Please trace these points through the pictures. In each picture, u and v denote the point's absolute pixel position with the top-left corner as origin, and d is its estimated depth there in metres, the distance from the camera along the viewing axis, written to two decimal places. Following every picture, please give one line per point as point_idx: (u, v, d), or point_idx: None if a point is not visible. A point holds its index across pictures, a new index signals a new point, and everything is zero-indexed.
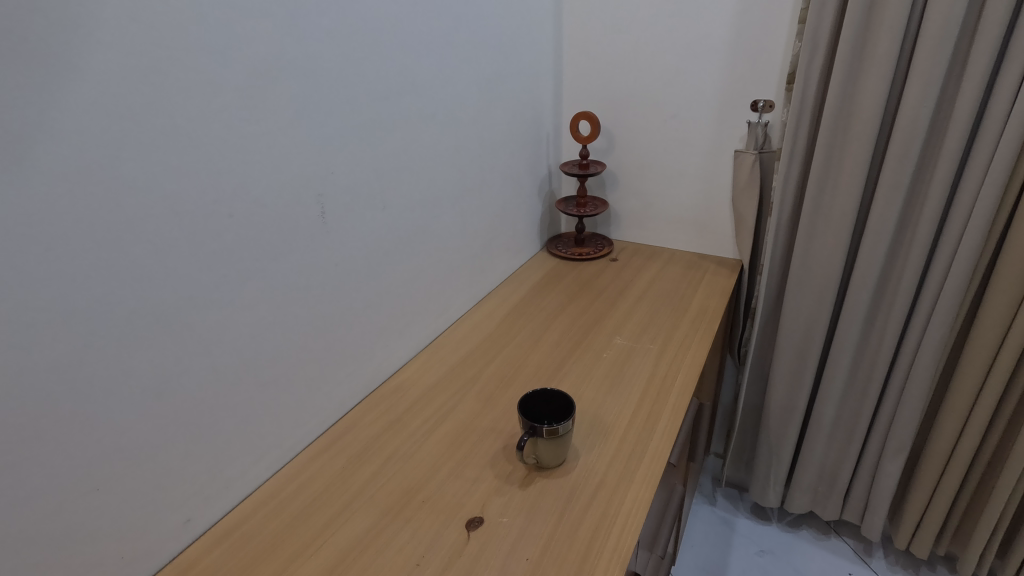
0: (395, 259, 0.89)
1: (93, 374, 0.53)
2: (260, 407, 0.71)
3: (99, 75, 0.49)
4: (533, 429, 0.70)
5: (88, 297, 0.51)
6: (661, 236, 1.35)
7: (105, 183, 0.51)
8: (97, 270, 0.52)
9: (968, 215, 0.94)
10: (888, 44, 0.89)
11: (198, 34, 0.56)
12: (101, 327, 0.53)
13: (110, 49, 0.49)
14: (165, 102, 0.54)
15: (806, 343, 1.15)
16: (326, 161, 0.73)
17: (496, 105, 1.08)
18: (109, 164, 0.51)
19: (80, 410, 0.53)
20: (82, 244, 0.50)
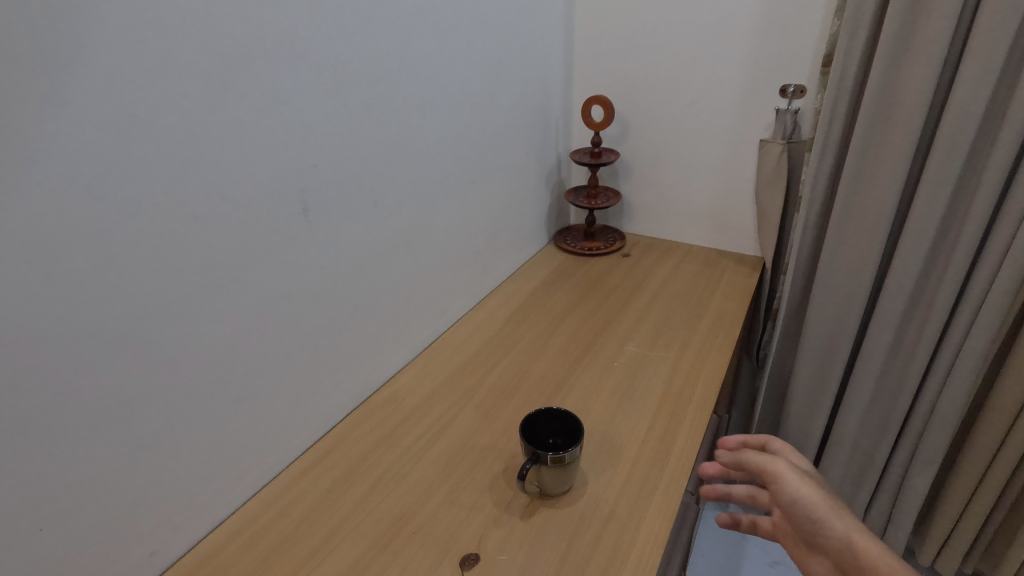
0: (389, 258, 0.81)
1: (32, 398, 0.46)
2: (237, 425, 0.64)
3: (34, 57, 0.42)
4: (535, 454, 0.63)
5: (22, 312, 0.44)
6: (677, 231, 1.26)
7: (44, 184, 0.44)
8: (38, 284, 0.45)
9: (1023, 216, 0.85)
10: (941, 23, 0.80)
11: (156, 9, 0.48)
12: (39, 346, 0.46)
13: (46, 27, 0.42)
14: (110, 80, 0.46)
15: (831, 349, 1.07)
16: (309, 152, 0.65)
17: (501, 89, 1.00)
18: (50, 162, 0.44)
19: (17, 439, 0.46)
20: (20, 253, 0.43)
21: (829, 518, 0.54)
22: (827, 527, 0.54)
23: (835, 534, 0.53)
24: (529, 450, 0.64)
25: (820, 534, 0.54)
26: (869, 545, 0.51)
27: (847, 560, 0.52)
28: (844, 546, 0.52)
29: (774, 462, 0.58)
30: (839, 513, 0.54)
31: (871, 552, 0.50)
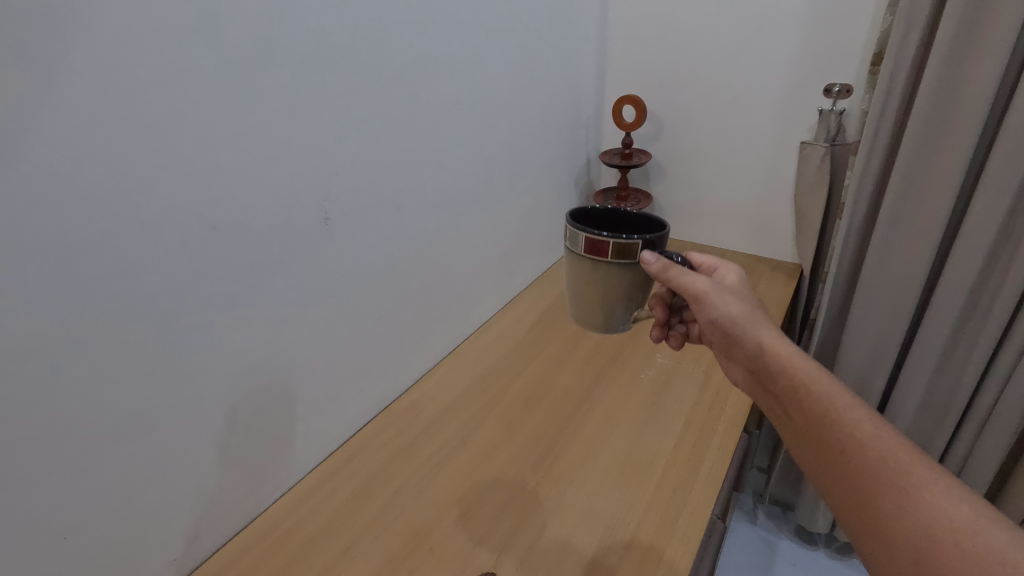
0: (411, 264, 0.80)
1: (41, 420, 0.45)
2: (257, 434, 0.64)
3: (56, 60, 0.40)
4: (625, 251, 0.51)
5: (27, 334, 0.43)
6: (713, 236, 1.22)
7: (70, 195, 0.43)
8: (63, 295, 0.44)
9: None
10: (1008, 19, 0.74)
11: (174, 13, 0.45)
12: (50, 365, 0.44)
13: (69, 27, 0.40)
14: (123, 83, 0.44)
15: (873, 363, 1.02)
16: (333, 159, 0.64)
17: (530, 88, 0.97)
18: (75, 171, 0.42)
19: (19, 462, 0.44)
20: (50, 265, 0.43)
21: (744, 330, 0.56)
22: (746, 335, 0.56)
23: (755, 346, 0.56)
24: (619, 249, 0.51)
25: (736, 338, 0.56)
26: (796, 355, 0.53)
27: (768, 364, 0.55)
28: (761, 354, 0.55)
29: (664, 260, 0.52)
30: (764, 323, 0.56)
31: (787, 355, 0.54)
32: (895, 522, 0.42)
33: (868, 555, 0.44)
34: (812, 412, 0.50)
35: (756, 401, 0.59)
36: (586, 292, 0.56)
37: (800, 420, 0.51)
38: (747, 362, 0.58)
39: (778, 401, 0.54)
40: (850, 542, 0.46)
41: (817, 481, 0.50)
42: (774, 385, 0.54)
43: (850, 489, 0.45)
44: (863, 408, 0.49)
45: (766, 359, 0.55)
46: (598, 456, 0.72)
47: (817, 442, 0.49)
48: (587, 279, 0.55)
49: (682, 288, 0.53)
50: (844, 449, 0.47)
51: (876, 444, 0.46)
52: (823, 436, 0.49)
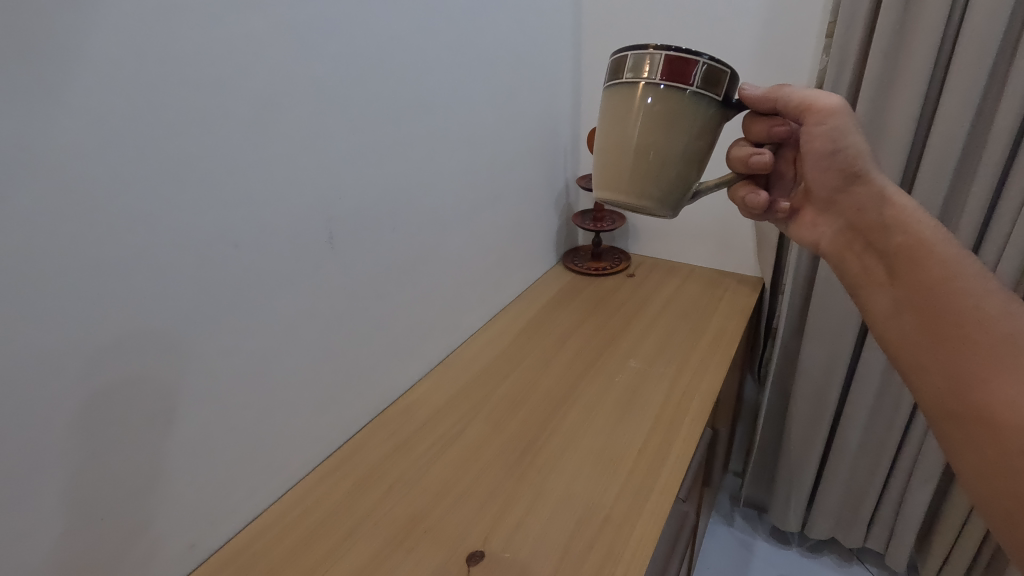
0: (406, 279, 0.88)
1: (87, 416, 0.50)
2: (270, 431, 0.70)
3: (125, 96, 0.47)
4: (685, 70, 0.56)
5: (78, 337, 0.48)
6: (684, 252, 1.32)
7: (128, 210, 0.49)
8: (119, 297, 0.50)
9: (1016, 216, 0.97)
10: (922, 58, 0.92)
11: (219, 60, 0.54)
12: (96, 366, 0.50)
13: (138, 70, 0.48)
14: (171, 122, 0.51)
15: (831, 364, 1.12)
16: (341, 185, 0.72)
17: (513, 120, 1.07)
18: (134, 189, 0.50)
19: (78, 444, 0.50)
20: (110, 270, 0.49)
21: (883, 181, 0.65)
22: (870, 186, 0.65)
23: (878, 195, 0.65)
24: (676, 64, 0.56)
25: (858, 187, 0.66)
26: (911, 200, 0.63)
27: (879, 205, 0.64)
28: (878, 196, 0.65)
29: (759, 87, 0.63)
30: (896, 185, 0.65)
31: (909, 206, 0.63)
32: (999, 387, 0.52)
33: (962, 415, 0.54)
34: (940, 273, 0.59)
35: (843, 254, 0.69)
36: (635, 151, 0.60)
37: (913, 286, 0.60)
38: (849, 213, 0.67)
39: (894, 257, 0.63)
40: (941, 385, 0.56)
41: (915, 344, 0.59)
42: (885, 241, 0.64)
43: (958, 364, 0.55)
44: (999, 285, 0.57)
45: (885, 208, 0.64)
46: (577, 448, 0.80)
47: (924, 313, 0.59)
48: (642, 125, 0.59)
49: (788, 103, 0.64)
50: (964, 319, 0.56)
51: (995, 326, 0.54)
52: (944, 311, 0.57)
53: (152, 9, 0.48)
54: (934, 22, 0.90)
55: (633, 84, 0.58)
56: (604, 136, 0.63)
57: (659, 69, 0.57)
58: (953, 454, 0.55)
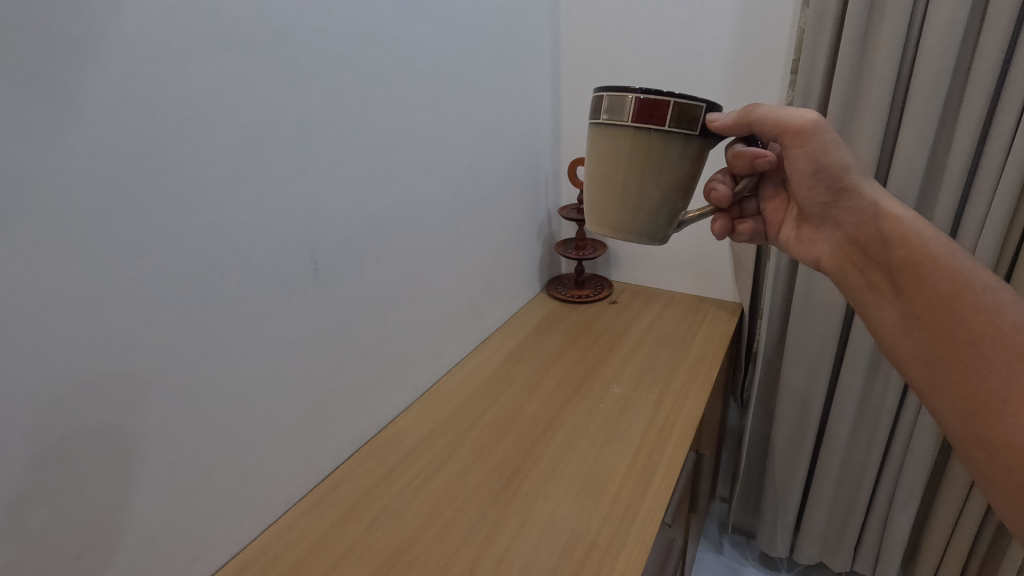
0: (390, 308, 0.89)
1: (64, 451, 0.50)
2: (252, 464, 0.70)
3: (113, 133, 0.49)
4: (658, 110, 0.58)
5: (59, 372, 0.48)
6: (664, 279, 1.35)
7: (114, 243, 0.50)
8: (101, 330, 0.51)
9: (975, 242, 1.01)
10: (879, 93, 0.97)
11: (208, 97, 0.56)
12: (75, 399, 0.50)
13: (126, 107, 0.49)
14: (158, 158, 0.52)
15: (810, 387, 1.14)
16: (326, 217, 0.73)
17: (495, 152, 1.10)
18: (120, 223, 0.50)
19: (54, 479, 0.49)
20: (93, 303, 0.50)
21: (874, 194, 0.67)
22: (865, 201, 0.67)
23: (873, 209, 0.67)
24: (648, 106, 0.58)
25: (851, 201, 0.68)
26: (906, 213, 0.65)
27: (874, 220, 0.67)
28: (871, 211, 0.67)
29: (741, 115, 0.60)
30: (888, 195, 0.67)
31: (905, 220, 0.65)
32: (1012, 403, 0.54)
33: (980, 434, 0.56)
34: (948, 288, 0.61)
35: (844, 268, 0.71)
36: (624, 188, 0.64)
37: (921, 303, 0.62)
38: (847, 226, 0.69)
39: (899, 272, 0.65)
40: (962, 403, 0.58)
41: (929, 361, 0.62)
42: (886, 254, 0.66)
43: (971, 384, 0.57)
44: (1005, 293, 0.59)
45: (882, 221, 0.66)
46: (562, 474, 0.81)
47: (937, 329, 0.61)
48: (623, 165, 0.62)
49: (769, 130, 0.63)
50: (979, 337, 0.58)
51: (1007, 341, 0.56)
52: (955, 327, 0.60)
53: (141, 54, 0.50)
54: (889, 60, 0.95)
55: (612, 125, 0.61)
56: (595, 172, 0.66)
57: (634, 111, 0.59)
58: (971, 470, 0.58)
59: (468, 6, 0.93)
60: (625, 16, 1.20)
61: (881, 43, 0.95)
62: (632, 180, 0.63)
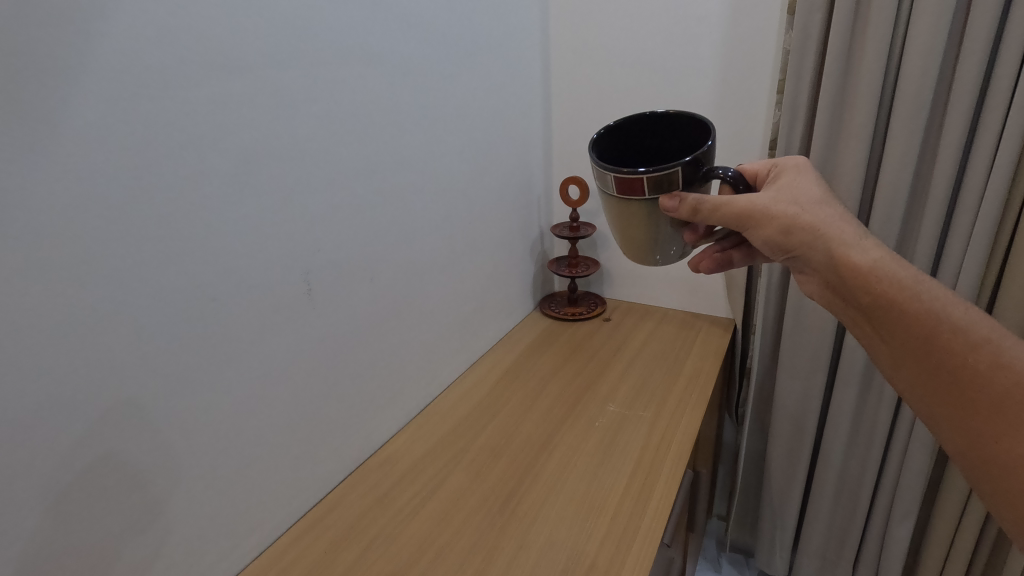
0: (384, 328, 0.88)
1: (51, 478, 0.49)
2: (243, 491, 0.68)
3: (106, 156, 0.49)
4: (635, 185, 0.58)
5: (45, 399, 0.47)
6: (657, 296, 1.36)
7: (103, 266, 0.50)
8: (88, 355, 0.50)
9: (961, 257, 1.00)
10: (864, 111, 0.99)
11: (201, 120, 0.56)
12: (58, 425, 0.49)
13: (116, 129, 0.49)
14: (151, 181, 0.52)
15: (804, 402, 1.14)
16: (319, 238, 0.73)
17: (487, 172, 1.10)
18: (109, 246, 0.50)
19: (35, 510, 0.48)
20: (79, 328, 0.49)
21: (841, 244, 0.63)
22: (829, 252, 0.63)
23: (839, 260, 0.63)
24: (625, 184, 0.58)
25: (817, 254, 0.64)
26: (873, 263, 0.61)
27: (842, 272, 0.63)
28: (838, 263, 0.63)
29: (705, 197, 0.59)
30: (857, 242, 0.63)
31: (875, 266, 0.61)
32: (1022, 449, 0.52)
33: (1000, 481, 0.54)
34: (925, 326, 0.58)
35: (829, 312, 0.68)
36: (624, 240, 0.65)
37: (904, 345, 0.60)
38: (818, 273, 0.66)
39: (877, 315, 0.62)
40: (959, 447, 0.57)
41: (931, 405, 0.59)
42: (859, 299, 0.63)
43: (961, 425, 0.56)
44: (986, 324, 0.57)
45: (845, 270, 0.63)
46: (558, 495, 0.80)
47: (923, 369, 0.59)
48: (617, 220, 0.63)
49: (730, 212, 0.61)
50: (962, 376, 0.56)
51: (998, 380, 0.54)
52: (947, 370, 0.57)
53: (136, 78, 0.50)
54: (872, 79, 0.97)
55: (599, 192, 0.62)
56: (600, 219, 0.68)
57: (614, 182, 0.59)
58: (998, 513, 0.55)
59: (460, 29, 0.95)
60: (614, 38, 1.22)
61: (864, 63, 0.98)
62: (628, 231, 0.64)
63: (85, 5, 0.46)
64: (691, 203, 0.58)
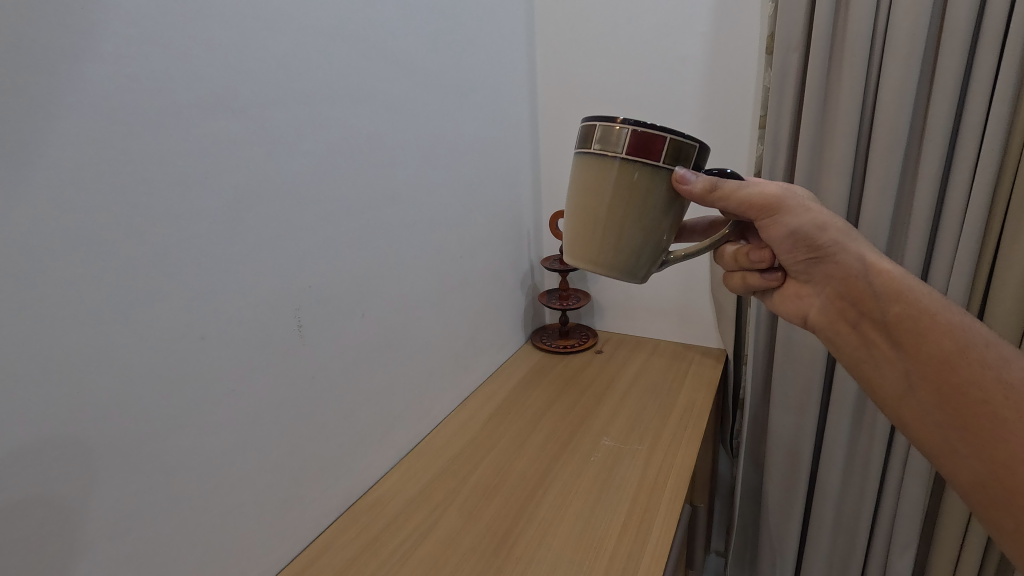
0: (375, 363, 0.87)
1: (21, 529, 0.47)
2: (227, 537, 0.66)
3: (98, 196, 0.48)
4: (652, 146, 0.59)
5: (24, 446, 0.46)
6: (648, 328, 1.36)
7: (90, 308, 0.49)
8: (72, 399, 0.49)
9: (946, 285, 1.02)
10: (843, 145, 1.02)
11: (193, 159, 0.56)
12: (34, 473, 0.47)
13: (107, 170, 0.49)
14: (140, 222, 0.52)
15: (799, 433, 1.14)
16: (310, 274, 0.73)
17: (477, 206, 1.12)
18: (96, 288, 0.49)
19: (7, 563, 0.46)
20: (61, 372, 0.48)
21: (860, 252, 0.68)
22: (849, 257, 0.68)
23: (859, 265, 0.67)
24: (642, 139, 0.59)
25: (842, 257, 0.68)
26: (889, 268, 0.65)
27: (865, 274, 0.67)
28: (862, 267, 0.67)
29: (722, 179, 0.63)
30: (872, 250, 0.68)
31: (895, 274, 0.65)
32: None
33: (1001, 497, 0.55)
34: (950, 346, 0.60)
35: (837, 325, 0.72)
36: (607, 222, 0.64)
37: (928, 363, 0.62)
38: (837, 281, 0.70)
39: (900, 328, 0.64)
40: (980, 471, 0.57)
41: (940, 420, 0.61)
42: (881, 310, 0.66)
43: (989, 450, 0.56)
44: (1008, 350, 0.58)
45: (871, 278, 0.66)
46: (556, 534, 0.78)
47: (945, 389, 0.60)
48: (613, 197, 0.62)
49: (752, 195, 0.65)
50: (988, 401, 0.57)
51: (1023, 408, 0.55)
52: (959, 384, 0.59)
53: (129, 121, 0.50)
54: (850, 115, 1.00)
55: (601, 156, 0.61)
56: (577, 204, 0.66)
57: (627, 143, 0.59)
58: (996, 531, 0.56)
59: (450, 71, 0.98)
60: (598, 76, 1.26)
61: (840, 101, 1.01)
62: (619, 213, 0.63)
63: (84, 51, 0.47)
64: (705, 180, 0.61)
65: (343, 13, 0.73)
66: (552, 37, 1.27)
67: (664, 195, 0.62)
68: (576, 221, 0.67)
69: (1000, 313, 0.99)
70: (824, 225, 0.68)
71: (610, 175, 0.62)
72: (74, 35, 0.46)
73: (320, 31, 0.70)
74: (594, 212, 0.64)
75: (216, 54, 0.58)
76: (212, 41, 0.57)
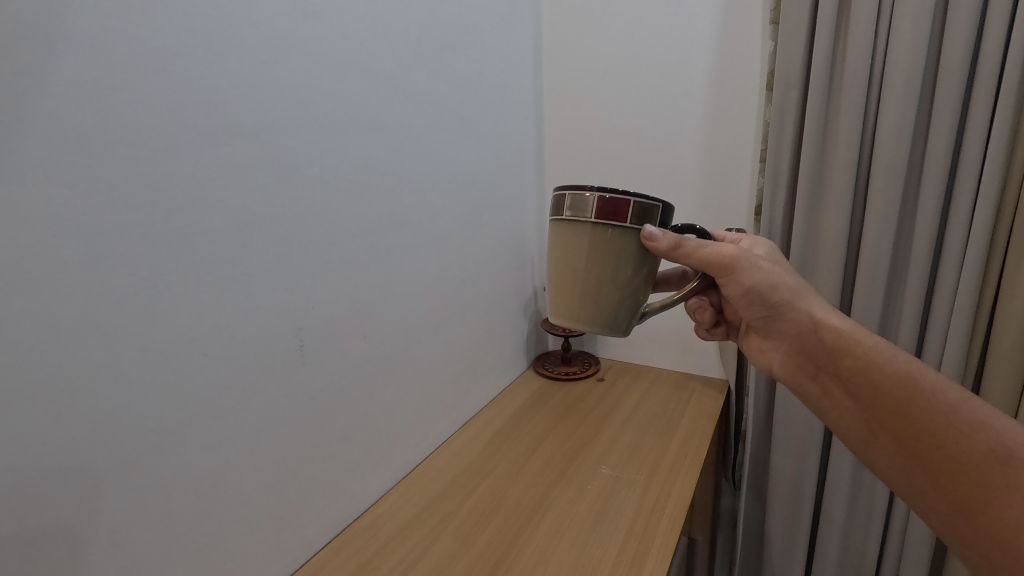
0: (374, 384, 0.88)
1: (16, 539, 0.47)
2: (222, 553, 0.66)
3: (112, 216, 0.51)
4: (619, 209, 0.61)
5: (30, 454, 0.47)
6: (651, 357, 1.36)
7: (99, 323, 0.51)
8: (77, 410, 0.50)
9: (948, 319, 1.02)
10: (842, 178, 1.03)
11: (202, 182, 0.59)
12: (36, 484, 0.48)
13: (122, 192, 0.52)
14: (149, 241, 0.54)
15: (801, 465, 1.12)
16: (312, 294, 0.74)
17: (480, 231, 1.13)
18: (105, 304, 0.51)
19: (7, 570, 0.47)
20: (66, 383, 0.49)
21: (809, 310, 0.71)
22: (800, 314, 0.71)
23: (809, 322, 0.71)
24: (609, 204, 0.61)
25: (794, 314, 0.72)
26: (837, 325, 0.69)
27: (817, 331, 0.70)
28: (811, 324, 0.71)
29: (686, 237, 0.66)
30: (821, 308, 0.71)
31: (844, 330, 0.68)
32: (997, 499, 0.52)
33: (970, 537, 0.54)
34: (899, 391, 0.62)
35: (798, 377, 0.74)
36: (582, 282, 0.65)
37: (883, 409, 0.63)
38: (793, 337, 0.73)
39: (854, 378, 0.66)
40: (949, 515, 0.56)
41: (902, 464, 0.61)
42: (834, 363, 0.68)
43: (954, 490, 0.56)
44: (956, 390, 0.59)
45: (822, 332, 0.70)
46: (547, 564, 0.77)
47: (902, 434, 0.61)
48: (588, 254, 0.64)
49: (712, 255, 0.68)
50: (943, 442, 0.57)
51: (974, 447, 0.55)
52: (914, 428, 0.60)
53: (144, 146, 0.53)
54: (848, 149, 1.02)
55: (573, 221, 0.63)
56: (554, 265, 0.68)
57: (595, 207, 0.62)
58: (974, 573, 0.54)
59: (455, 99, 1.00)
60: (603, 108, 1.29)
61: (839, 135, 1.03)
62: (594, 271, 0.64)
63: (105, 81, 0.50)
64: (671, 238, 0.63)
65: (350, 43, 0.76)
66: (558, 71, 1.31)
67: (635, 255, 0.63)
68: (554, 283, 0.69)
69: (1004, 348, 0.98)
70: (776, 285, 0.71)
71: (582, 238, 0.63)
72: (92, 63, 0.49)
73: (328, 62, 0.73)
74: (570, 275, 0.66)
75: (228, 83, 0.60)
76: (224, 72, 0.60)
